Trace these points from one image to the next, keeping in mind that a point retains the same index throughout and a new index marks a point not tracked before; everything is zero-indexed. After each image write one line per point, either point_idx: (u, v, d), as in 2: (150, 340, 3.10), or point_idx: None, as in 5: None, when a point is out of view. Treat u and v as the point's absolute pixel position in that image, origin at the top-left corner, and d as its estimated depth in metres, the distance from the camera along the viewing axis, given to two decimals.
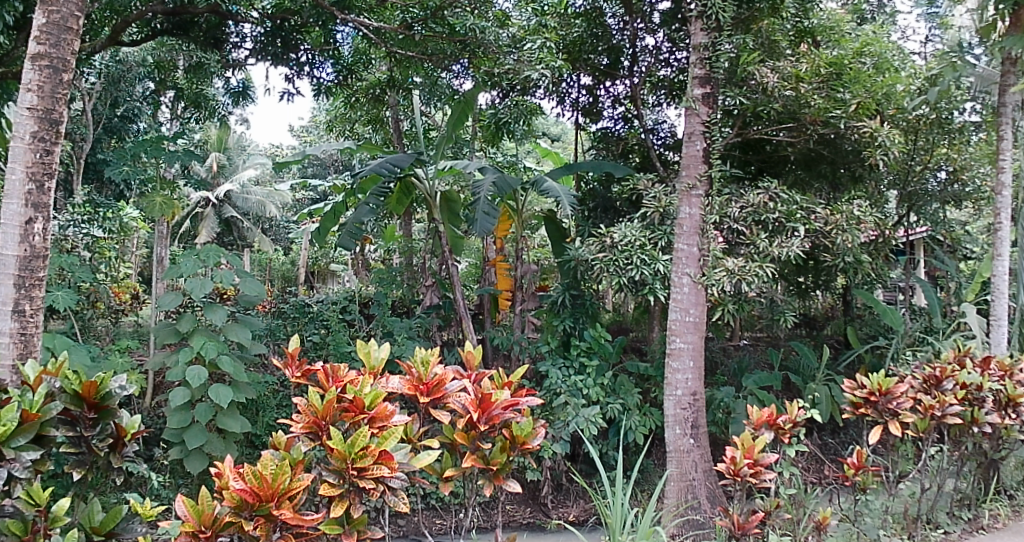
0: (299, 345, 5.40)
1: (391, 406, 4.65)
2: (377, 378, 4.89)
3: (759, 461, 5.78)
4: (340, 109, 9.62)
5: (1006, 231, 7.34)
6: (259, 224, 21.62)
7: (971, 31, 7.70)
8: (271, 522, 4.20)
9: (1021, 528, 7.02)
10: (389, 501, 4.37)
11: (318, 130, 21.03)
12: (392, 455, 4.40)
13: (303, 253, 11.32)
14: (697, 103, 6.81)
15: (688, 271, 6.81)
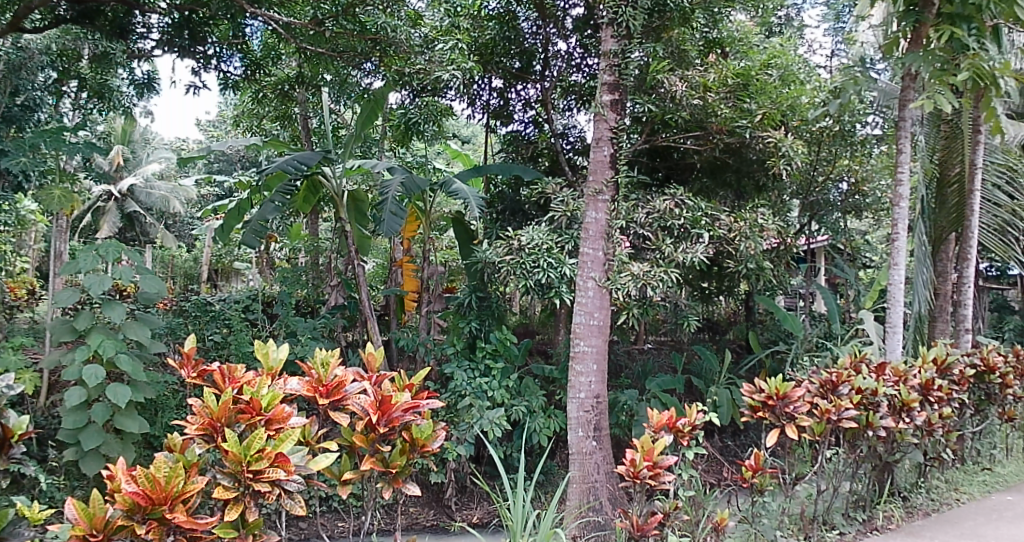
0: (195, 345, 5.30)
1: (289, 408, 4.55)
2: (275, 380, 4.80)
3: (658, 463, 5.99)
4: (248, 104, 9.34)
5: (903, 241, 7.09)
6: (163, 220, 21.19)
7: (875, 49, 8.31)
8: (164, 526, 4.01)
9: (915, 529, 7.03)
10: (286, 504, 4.28)
11: (225, 127, 20.75)
12: (289, 458, 4.31)
13: (205, 251, 11.07)
14: (605, 109, 6.89)
15: (593, 275, 6.83)
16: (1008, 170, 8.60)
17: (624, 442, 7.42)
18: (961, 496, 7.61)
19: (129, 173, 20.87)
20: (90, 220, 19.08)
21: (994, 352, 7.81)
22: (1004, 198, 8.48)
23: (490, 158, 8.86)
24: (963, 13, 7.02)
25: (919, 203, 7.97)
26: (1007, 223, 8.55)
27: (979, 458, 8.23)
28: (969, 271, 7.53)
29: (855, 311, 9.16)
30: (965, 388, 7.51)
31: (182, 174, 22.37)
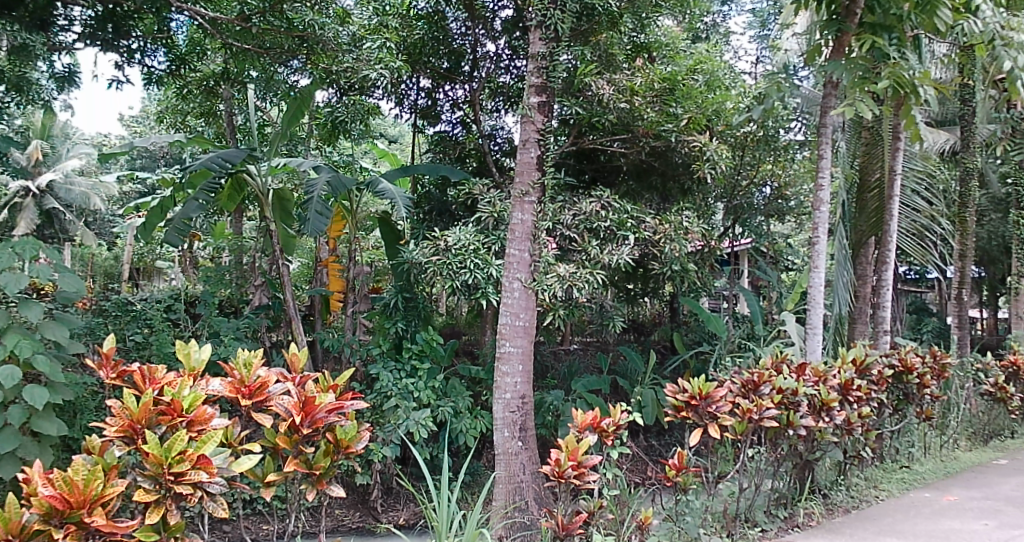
0: (114, 346, 5.15)
1: (212, 409, 4.33)
2: (197, 380, 4.63)
3: (584, 463, 6.04)
4: (172, 100, 9.13)
5: (823, 246, 7.14)
6: (83, 217, 20.74)
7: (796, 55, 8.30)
8: (83, 530, 3.74)
9: (834, 526, 7.02)
10: (208, 507, 4.09)
11: (149, 122, 20.38)
12: (212, 460, 4.09)
13: (126, 249, 10.84)
14: (533, 111, 6.85)
15: (519, 275, 6.80)
16: (926, 177, 8.80)
17: (550, 442, 7.45)
18: (880, 494, 7.52)
19: (49, 169, 20.27)
20: (7, 217, 18.54)
21: (911, 353, 7.82)
22: (923, 203, 8.65)
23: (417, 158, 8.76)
24: (885, 23, 7.20)
25: (840, 208, 8.12)
26: (925, 228, 8.75)
27: (898, 456, 8.05)
28: (887, 274, 7.39)
29: (777, 313, 9.31)
30: (883, 388, 7.54)
31: (104, 171, 21.77)
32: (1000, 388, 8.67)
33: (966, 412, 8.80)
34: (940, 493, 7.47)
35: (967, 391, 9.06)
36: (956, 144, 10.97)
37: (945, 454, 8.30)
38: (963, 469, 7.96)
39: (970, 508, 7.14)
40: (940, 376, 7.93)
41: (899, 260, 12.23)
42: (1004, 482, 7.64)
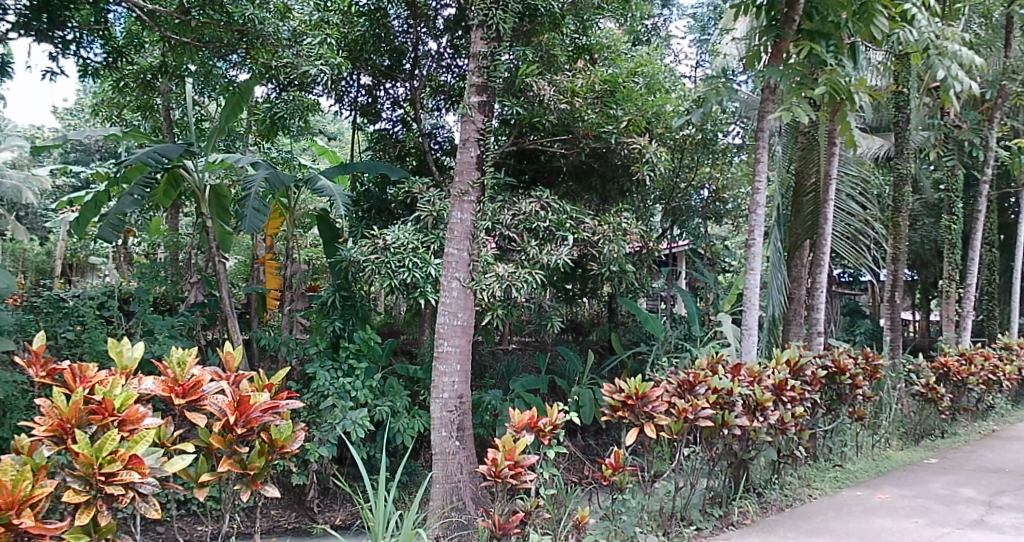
0: (43, 343, 4.87)
1: (144, 407, 4.07)
2: (128, 378, 4.37)
3: (520, 463, 5.98)
4: (107, 93, 8.95)
5: (758, 247, 7.25)
6: (13, 212, 20.52)
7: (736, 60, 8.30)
8: (9, 533, 3.47)
9: (768, 524, 7.06)
10: (140, 508, 3.86)
11: (83, 116, 20.12)
12: (145, 461, 3.87)
13: (59, 245, 10.66)
14: (473, 110, 6.75)
15: (458, 275, 6.73)
16: (861, 183, 8.87)
17: (488, 441, 7.45)
18: (813, 492, 7.59)
19: None
20: None
21: (844, 354, 7.96)
22: (857, 208, 8.73)
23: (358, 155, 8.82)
24: (822, 30, 7.31)
25: (776, 212, 8.17)
26: (858, 231, 8.85)
27: (831, 455, 8.16)
28: (822, 277, 7.52)
29: (713, 314, 9.40)
30: (817, 388, 7.64)
31: (39, 164, 21.45)
32: (931, 389, 8.86)
33: (897, 412, 8.97)
34: (872, 491, 7.57)
35: (899, 391, 9.25)
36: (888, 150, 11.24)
37: (877, 453, 8.44)
38: (894, 468, 8.10)
39: (900, 506, 7.23)
40: (872, 377, 8.07)
41: (833, 263, 12.48)
42: (933, 480, 7.78)
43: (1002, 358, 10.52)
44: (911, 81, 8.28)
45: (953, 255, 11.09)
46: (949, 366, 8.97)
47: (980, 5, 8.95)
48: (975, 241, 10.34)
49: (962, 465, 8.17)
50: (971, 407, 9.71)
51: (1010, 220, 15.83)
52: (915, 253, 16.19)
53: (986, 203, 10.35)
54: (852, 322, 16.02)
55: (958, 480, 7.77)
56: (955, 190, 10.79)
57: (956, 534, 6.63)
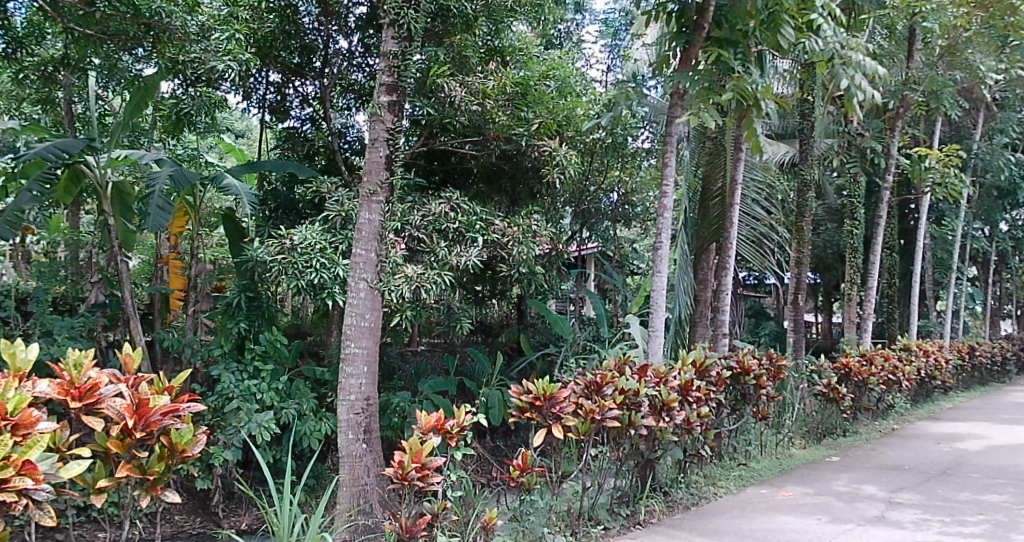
0: None
1: (37, 411, 4.11)
2: (20, 382, 4.36)
3: (427, 464, 5.92)
4: (5, 84, 8.66)
5: (666, 250, 7.32)
6: None
7: (645, 65, 9.33)
8: None
9: (675, 522, 7.11)
10: (33, 515, 3.92)
11: None
12: (38, 466, 3.94)
13: None
14: (382, 110, 6.72)
15: (366, 275, 6.68)
16: (766, 187, 9.05)
17: (395, 443, 7.55)
18: (718, 491, 7.68)
19: None
20: None
21: (749, 355, 8.09)
22: (762, 213, 8.96)
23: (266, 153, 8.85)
24: (731, 38, 7.45)
25: (684, 215, 8.43)
26: (763, 236, 9.03)
27: (735, 454, 8.31)
28: (728, 279, 7.63)
29: (622, 316, 9.57)
30: (723, 389, 7.69)
31: None
32: (833, 389, 9.09)
33: (799, 412, 9.23)
34: (775, 489, 7.70)
35: (801, 392, 9.51)
36: (794, 156, 11.60)
37: (780, 451, 8.65)
38: (796, 466, 8.29)
39: (803, 504, 7.37)
40: (776, 378, 8.23)
41: (739, 267, 12.78)
42: (835, 478, 7.96)
43: (901, 358, 10.89)
44: (817, 90, 8.65)
45: (855, 259, 11.44)
46: (850, 367, 9.26)
47: (883, 19, 9.48)
48: (877, 245, 10.57)
49: (861, 463, 8.40)
50: (872, 407, 10.02)
51: (909, 225, 16.52)
52: (822, 256, 16.72)
53: (887, 209, 10.69)
54: (760, 322, 16.40)
55: (858, 477, 7.97)
56: (858, 197, 11.14)
57: (857, 530, 6.76)
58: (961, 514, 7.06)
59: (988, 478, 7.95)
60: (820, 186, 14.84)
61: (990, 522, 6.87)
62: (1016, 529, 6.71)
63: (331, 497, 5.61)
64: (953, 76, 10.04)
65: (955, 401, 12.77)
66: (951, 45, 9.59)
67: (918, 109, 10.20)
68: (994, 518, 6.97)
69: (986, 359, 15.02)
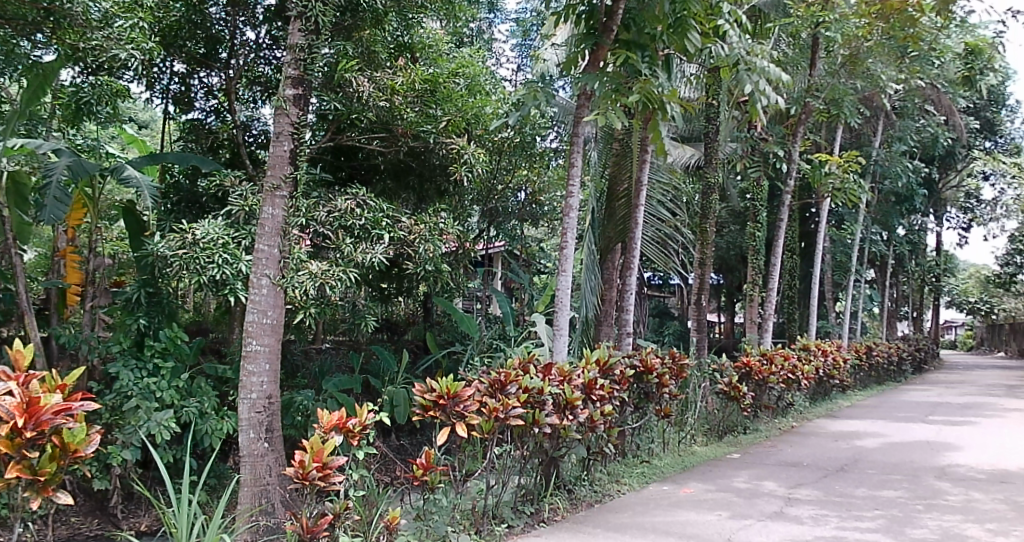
0: None
1: None
2: None
3: (329, 464, 5.69)
4: None
5: (570, 249, 7.36)
6: None
7: (555, 66, 9.64)
8: None
9: (579, 519, 7.12)
10: None
11: None
12: None
13: None
14: (288, 102, 6.63)
15: (268, 271, 6.56)
16: (672, 189, 9.69)
17: (298, 442, 7.64)
18: (621, 487, 7.77)
19: None
20: None
21: (652, 354, 8.19)
22: (667, 214, 9.56)
23: (168, 146, 8.88)
24: (639, 41, 7.56)
25: (590, 216, 8.88)
26: (667, 236, 9.64)
27: (638, 452, 8.41)
28: (631, 279, 7.77)
29: (528, 314, 10.04)
30: (626, 387, 7.77)
31: None
32: (734, 387, 9.33)
33: (702, 410, 9.45)
34: (678, 486, 7.82)
35: (704, 390, 9.69)
36: (699, 160, 12.08)
37: (683, 448, 8.82)
38: (698, 463, 8.45)
39: (704, 500, 7.49)
40: (679, 376, 8.36)
41: (644, 267, 13.10)
42: (736, 475, 8.12)
43: (800, 358, 11.27)
44: (721, 94, 9.09)
45: (757, 262, 12.51)
46: (751, 366, 9.52)
47: (787, 26, 9.93)
48: (778, 247, 10.92)
49: (761, 459, 8.63)
50: (771, 404, 10.37)
51: (810, 229, 17.17)
52: (725, 259, 17.23)
53: (786, 212, 11.11)
54: (664, 323, 16.80)
55: (758, 473, 8.15)
56: (760, 200, 11.82)
57: (757, 525, 6.86)
58: (858, 509, 7.22)
59: (883, 473, 8.19)
60: (724, 190, 15.23)
61: (885, 517, 7.01)
62: (909, 523, 6.85)
63: (229, 495, 5.51)
64: (853, 84, 10.46)
65: (853, 399, 13.28)
66: (853, 55, 9.99)
67: (819, 116, 10.65)
68: (888, 512, 7.13)
69: (883, 360, 15.70)
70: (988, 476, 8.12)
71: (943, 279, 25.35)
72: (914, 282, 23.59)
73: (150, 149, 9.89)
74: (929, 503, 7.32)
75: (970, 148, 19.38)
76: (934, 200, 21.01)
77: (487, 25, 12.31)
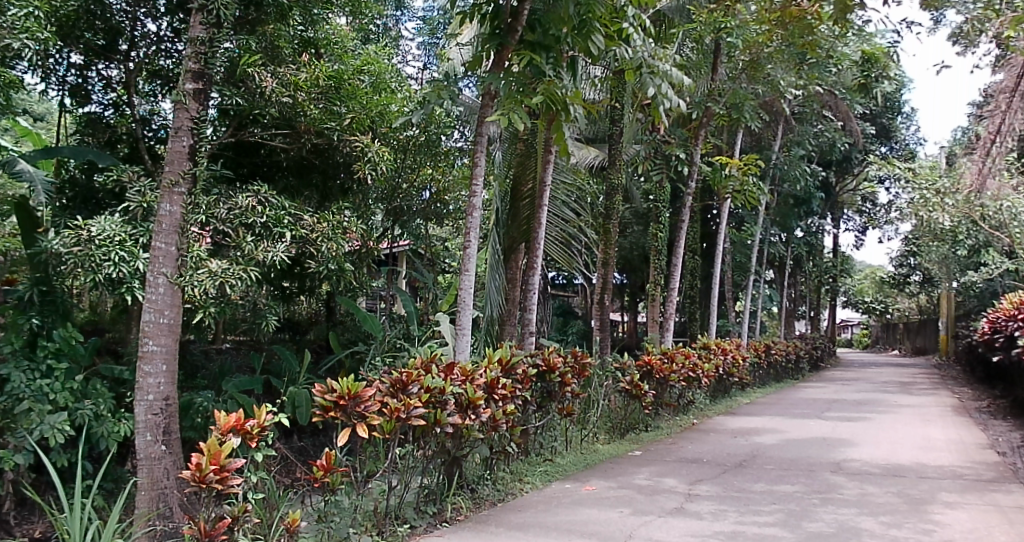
0: None
1: None
2: None
3: (227, 466, 5.38)
4: None
5: (474, 248, 7.38)
6: None
7: (461, 67, 9.85)
8: None
9: (481, 518, 7.10)
10: None
11: None
12: None
13: None
14: (188, 97, 6.51)
15: (166, 270, 6.44)
16: (576, 190, 10.04)
17: (197, 444, 7.54)
18: (524, 486, 7.82)
19: None
20: None
21: (554, 353, 8.29)
22: (571, 216, 9.93)
23: (63, 139, 8.64)
24: (544, 42, 7.60)
25: (494, 215, 9.14)
26: (570, 236, 9.99)
27: (542, 450, 8.50)
28: (535, 278, 8.31)
29: (432, 313, 10.33)
30: (528, 386, 7.83)
31: None
32: (636, 386, 9.55)
33: (604, 408, 9.60)
34: (580, 484, 7.92)
35: (607, 389, 9.85)
36: (602, 161, 12.44)
37: (585, 447, 8.99)
38: (600, 461, 8.61)
39: (605, 496, 7.58)
40: (580, 375, 8.47)
41: (549, 267, 13.31)
42: (638, 472, 8.27)
43: (701, 358, 11.61)
44: (624, 97, 9.45)
45: (659, 263, 12.87)
46: (652, 364, 9.73)
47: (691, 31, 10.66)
48: (680, 248, 11.42)
49: (663, 456, 8.80)
50: (671, 402, 10.64)
51: (711, 230, 17.78)
52: (628, 259, 17.54)
53: (688, 213, 11.61)
54: (567, 322, 17.02)
55: (659, 471, 8.33)
56: (662, 201, 12.62)
57: (658, 521, 6.95)
58: (756, 503, 7.38)
59: (780, 469, 8.43)
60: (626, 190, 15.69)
61: (782, 511, 7.18)
62: (806, 517, 7.00)
63: (123, 498, 5.32)
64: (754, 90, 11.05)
65: (752, 396, 13.72)
66: (754, 60, 10.64)
67: (720, 120, 11.17)
68: (786, 506, 7.30)
69: (780, 358, 16.22)
70: (881, 470, 8.42)
71: (837, 279, 26.42)
72: (811, 281, 24.46)
73: (44, 143, 9.65)
74: (824, 497, 7.53)
75: (864, 152, 20.27)
76: (830, 204, 21.97)
77: (394, 23, 12.49)
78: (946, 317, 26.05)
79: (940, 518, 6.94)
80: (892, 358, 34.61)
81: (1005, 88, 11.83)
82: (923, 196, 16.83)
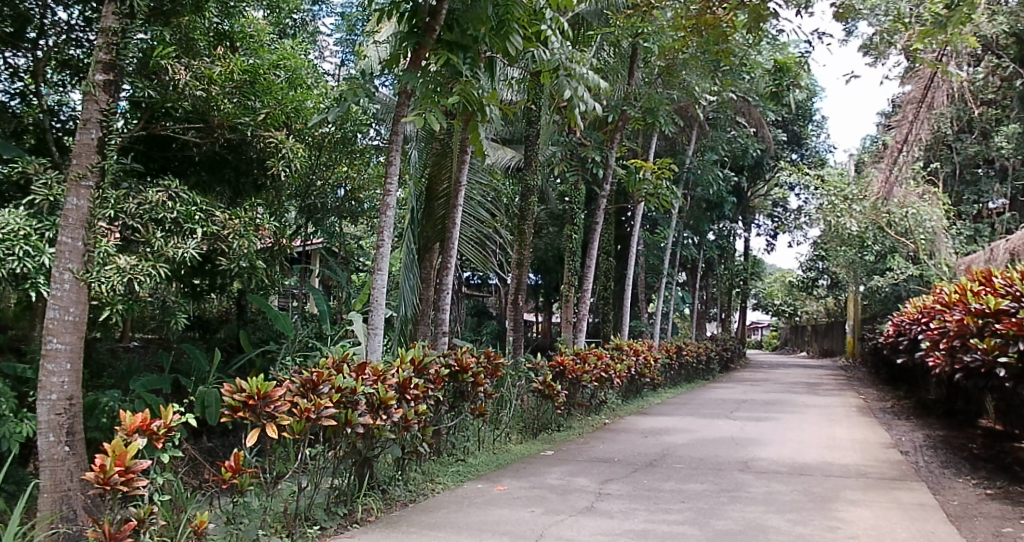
0: None
1: None
2: None
3: (133, 468, 5.13)
4: None
5: (387, 248, 7.31)
6: None
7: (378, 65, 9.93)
8: None
9: (392, 519, 7.05)
10: None
11: None
12: None
13: None
14: (98, 89, 6.22)
15: (71, 265, 6.12)
16: (489, 191, 10.11)
17: (103, 445, 7.31)
18: (435, 487, 7.83)
19: None
20: None
21: (467, 353, 8.33)
22: (485, 216, 10.00)
23: None
24: (460, 42, 7.52)
25: (410, 214, 9.01)
26: (484, 236, 9.96)
27: (454, 450, 8.53)
28: (449, 277, 8.42)
29: (345, 313, 10.32)
30: (440, 386, 7.85)
31: None
32: (548, 386, 9.66)
33: (517, 408, 9.70)
34: (492, 484, 7.95)
35: (520, 389, 9.94)
36: (518, 163, 12.65)
37: (497, 447, 9.08)
38: (512, 460, 8.67)
39: (518, 496, 7.63)
40: (493, 375, 8.55)
41: (463, 267, 13.39)
42: (550, 472, 8.36)
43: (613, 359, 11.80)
44: (541, 97, 9.52)
45: (573, 264, 13.01)
46: (565, 365, 9.86)
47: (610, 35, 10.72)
48: (593, 249, 11.60)
49: (574, 456, 8.90)
50: (583, 403, 10.85)
51: (626, 231, 18.12)
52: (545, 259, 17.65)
53: (603, 215, 11.78)
54: (482, 322, 17.00)
55: (572, 470, 8.44)
56: (577, 203, 12.80)
57: (569, 520, 7.00)
58: (665, 502, 7.51)
59: (689, 467, 8.62)
60: (542, 191, 15.93)
61: (692, 510, 7.31)
62: (715, 515, 7.14)
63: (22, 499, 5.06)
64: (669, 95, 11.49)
65: (665, 397, 14.00)
66: (670, 66, 10.92)
67: (635, 124, 11.46)
68: (695, 505, 7.44)
69: (690, 358, 16.56)
70: (788, 468, 8.65)
71: (748, 282, 27.14)
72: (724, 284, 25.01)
73: None
74: (733, 495, 7.70)
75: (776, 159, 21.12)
76: (744, 207, 22.52)
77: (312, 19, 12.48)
78: (853, 319, 26.98)
79: (844, 515, 7.15)
80: (802, 359, 35.74)
81: (914, 99, 12.24)
82: (832, 202, 17.57)
